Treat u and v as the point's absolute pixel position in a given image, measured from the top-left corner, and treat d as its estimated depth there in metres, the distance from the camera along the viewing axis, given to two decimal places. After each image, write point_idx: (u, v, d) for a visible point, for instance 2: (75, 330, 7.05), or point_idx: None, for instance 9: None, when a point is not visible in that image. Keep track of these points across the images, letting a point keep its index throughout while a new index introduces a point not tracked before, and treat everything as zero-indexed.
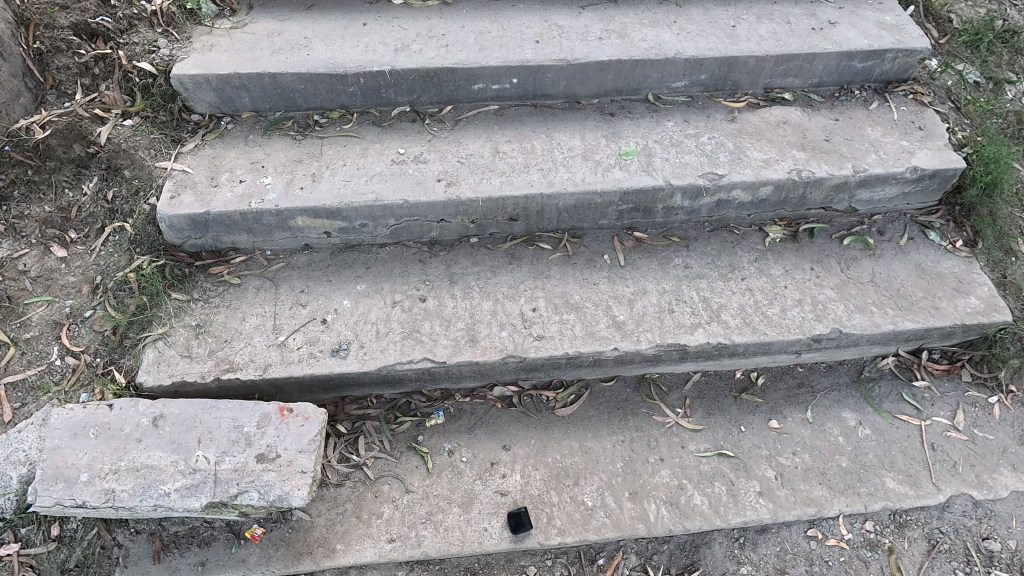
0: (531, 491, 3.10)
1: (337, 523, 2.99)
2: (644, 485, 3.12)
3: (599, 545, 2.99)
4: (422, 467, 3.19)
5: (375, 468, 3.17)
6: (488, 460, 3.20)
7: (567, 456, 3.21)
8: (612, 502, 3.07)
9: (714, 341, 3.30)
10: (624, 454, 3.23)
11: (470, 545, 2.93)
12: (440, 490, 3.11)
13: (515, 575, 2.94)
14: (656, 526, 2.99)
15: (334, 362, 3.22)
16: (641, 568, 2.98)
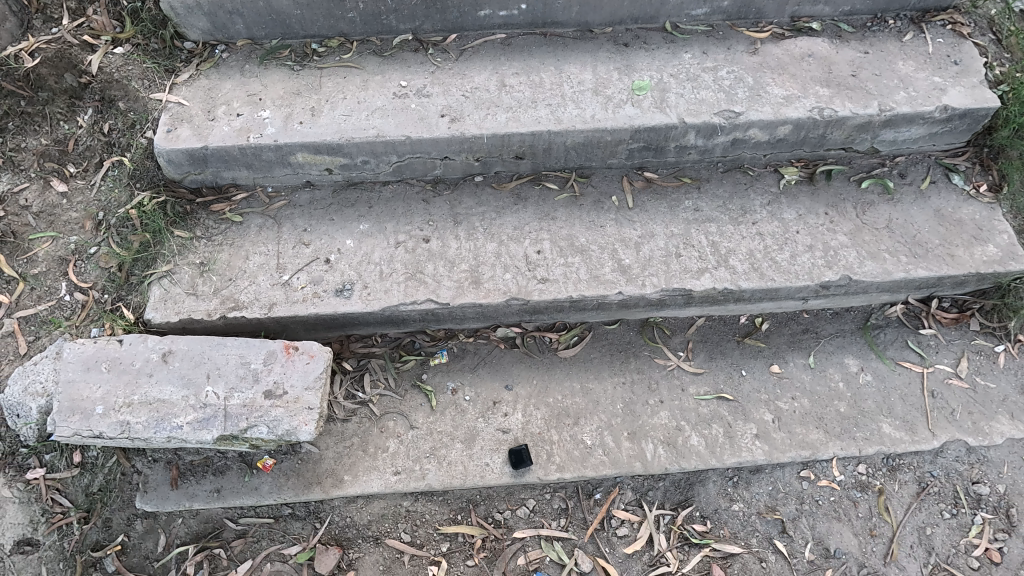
0: (532, 429, 3.17)
1: (344, 456, 3.11)
2: (643, 426, 3.19)
3: (597, 481, 3.09)
4: (426, 405, 3.26)
5: (380, 405, 3.26)
6: (491, 399, 3.27)
7: (568, 397, 3.27)
8: (610, 441, 3.14)
9: (720, 286, 3.26)
10: (625, 395, 3.28)
11: (473, 478, 3.04)
12: (443, 427, 3.19)
13: (515, 507, 3.06)
14: (653, 465, 3.07)
15: (338, 302, 3.23)
16: (637, 503, 3.10)
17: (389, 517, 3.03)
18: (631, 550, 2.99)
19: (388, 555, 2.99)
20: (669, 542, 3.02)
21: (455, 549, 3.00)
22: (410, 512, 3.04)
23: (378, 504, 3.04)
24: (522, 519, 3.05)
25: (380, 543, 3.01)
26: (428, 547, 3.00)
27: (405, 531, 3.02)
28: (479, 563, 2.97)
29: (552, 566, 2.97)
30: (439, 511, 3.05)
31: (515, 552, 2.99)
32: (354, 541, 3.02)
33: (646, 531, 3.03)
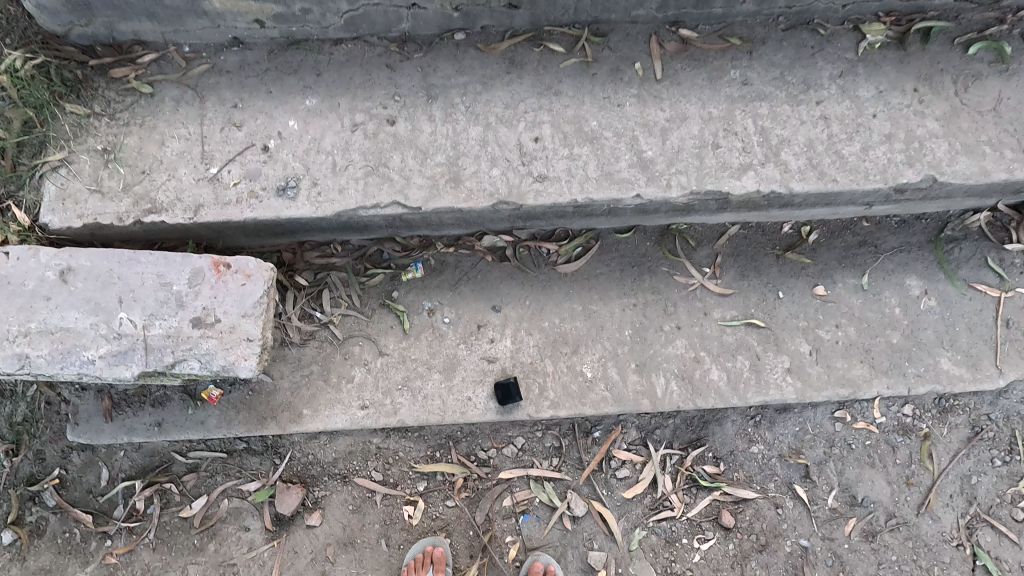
0: (523, 361, 2.68)
1: (302, 387, 2.67)
2: (654, 358, 2.69)
3: (597, 419, 2.67)
4: (397, 329, 2.75)
5: (343, 328, 2.75)
6: (474, 324, 2.73)
7: (567, 322, 2.73)
8: (615, 374, 2.66)
9: (766, 189, 2.55)
10: (634, 320, 2.73)
11: (452, 415, 2.60)
12: (418, 354, 2.70)
13: (501, 446, 2.67)
14: (663, 403, 2.63)
15: (280, 204, 2.56)
16: (641, 442, 2.71)
17: (357, 455, 2.66)
18: (632, 494, 2.66)
19: (358, 494, 2.66)
20: (674, 484, 2.69)
21: (433, 489, 2.67)
22: (381, 449, 2.66)
23: (343, 441, 2.65)
24: (509, 459, 2.67)
25: (348, 482, 2.67)
26: (402, 486, 2.67)
27: (376, 470, 2.67)
28: (459, 503, 2.66)
29: (541, 508, 2.66)
30: (414, 449, 2.67)
31: (500, 493, 2.66)
32: (319, 479, 2.67)
33: (650, 472, 2.68)
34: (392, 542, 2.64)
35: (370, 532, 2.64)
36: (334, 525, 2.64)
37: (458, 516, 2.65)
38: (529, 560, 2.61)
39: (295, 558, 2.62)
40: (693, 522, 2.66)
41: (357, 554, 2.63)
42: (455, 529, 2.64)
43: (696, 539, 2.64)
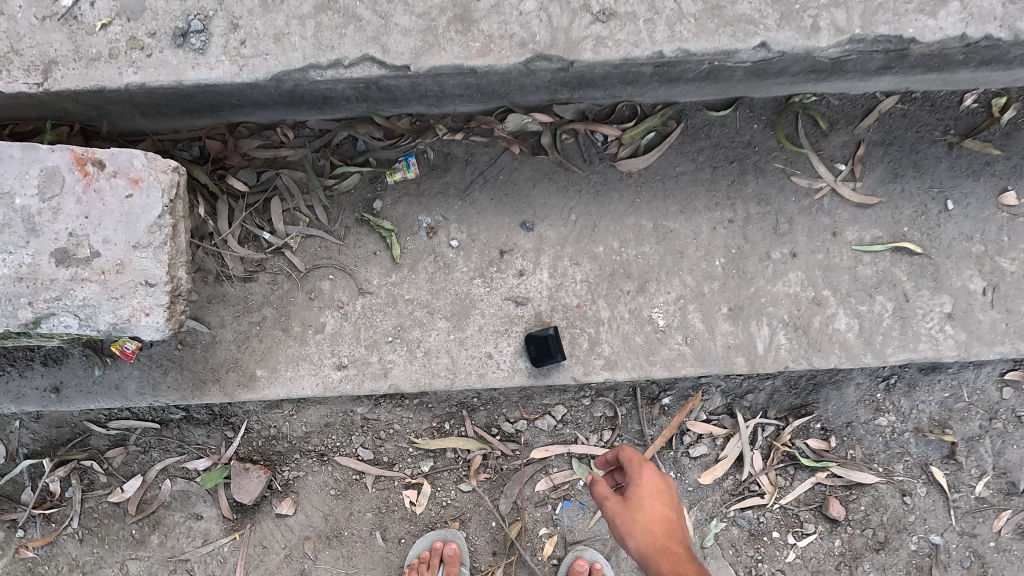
0: (565, 303, 1.86)
1: (252, 339, 1.88)
2: (753, 299, 1.86)
3: (667, 382, 1.91)
4: (384, 256, 1.90)
5: (304, 254, 1.90)
6: (495, 249, 1.89)
7: (630, 247, 1.87)
8: (698, 322, 1.86)
9: (972, 34, 1.48)
10: (727, 244, 1.87)
11: (465, 378, 1.84)
12: (414, 293, 1.88)
13: (534, 417, 1.95)
14: (764, 362, 1.85)
15: (181, 61, 1.54)
16: (725, 410, 1.98)
17: (337, 428, 1.95)
18: (709, 478, 1.98)
19: (342, 477, 1.99)
20: (765, 463, 2.01)
21: (442, 471, 1.99)
22: (369, 421, 1.95)
23: (317, 410, 1.93)
24: (545, 433, 1.96)
25: (328, 462, 1.99)
26: (401, 466, 1.99)
27: (364, 447, 1.97)
28: (477, 488, 1.99)
29: (587, 493, 2.00)
30: (414, 420, 1.95)
31: (532, 476, 1.99)
32: (288, 457, 1.99)
33: (735, 449, 1.99)
34: (390, 535, 2.01)
35: (359, 523, 2.00)
36: (313, 515, 2.00)
37: (476, 506, 1.99)
38: (570, 556, 1.99)
39: (265, 555, 2.00)
40: (787, 512, 2.00)
41: (344, 550, 2.00)
42: (472, 521, 1.99)
43: (791, 534, 1.99)
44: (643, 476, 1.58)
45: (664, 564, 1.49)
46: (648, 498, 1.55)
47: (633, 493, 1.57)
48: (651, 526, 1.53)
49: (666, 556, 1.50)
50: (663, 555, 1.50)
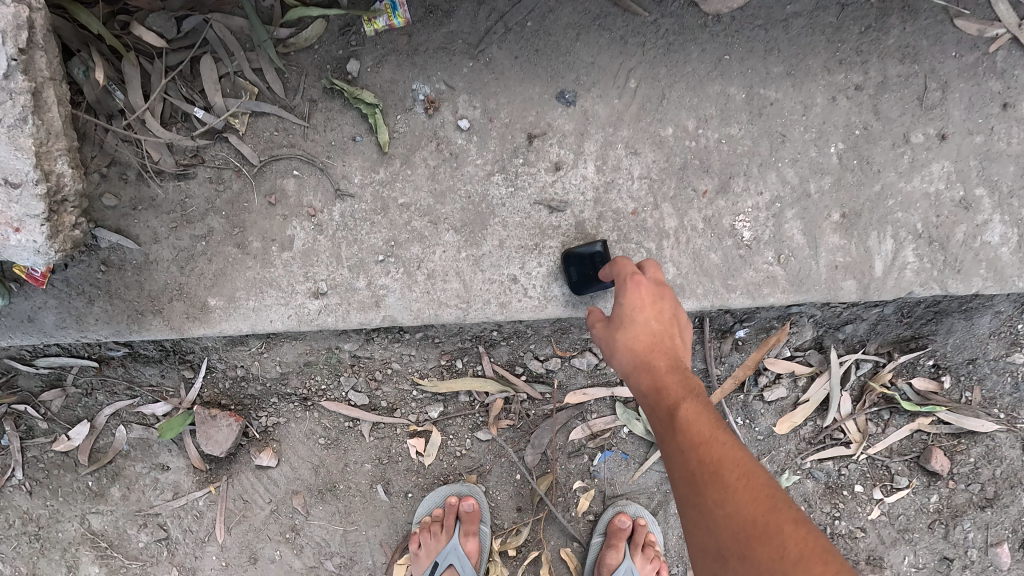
0: (618, 208, 1.36)
1: (198, 257, 1.41)
2: (877, 201, 1.35)
3: (746, 311, 1.46)
4: (366, 142, 1.37)
5: (257, 141, 1.38)
6: (521, 132, 1.35)
7: (711, 128, 1.34)
8: (799, 233, 1.37)
9: None
10: (849, 123, 1.33)
11: (484, 309, 1.39)
12: (412, 195, 1.38)
13: (569, 354, 1.53)
14: (885, 288, 1.38)
15: None
16: (814, 344, 1.55)
17: (321, 368, 1.54)
18: (784, 426, 1.60)
19: (332, 424, 1.62)
20: (855, 406, 1.62)
21: (454, 417, 1.61)
22: (360, 359, 1.54)
23: (293, 347, 1.51)
24: (583, 373, 1.56)
25: (313, 407, 1.60)
26: (404, 412, 1.60)
27: (357, 390, 1.57)
28: (498, 438, 1.61)
29: (632, 441, 1.64)
30: (418, 358, 1.54)
31: (566, 423, 1.61)
32: (264, 401, 1.61)
33: (821, 391, 1.59)
34: (393, 490, 1.67)
35: (357, 476, 1.65)
36: (301, 466, 1.65)
37: (497, 457, 1.63)
38: (610, 510, 1.66)
39: (248, 510, 1.69)
40: (876, 464, 1.64)
41: (340, 506, 1.67)
42: (493, 474, 1.65)
43: (878, 488, 1.65)
44: (624, 284, 1.10)
45: (643, 385, 1.05)
46: (630, 307, 1.09)
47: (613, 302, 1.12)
48: (632, 341, 1.08)
49: (646, 375, 1.06)
50: (642, 374, 1.06)
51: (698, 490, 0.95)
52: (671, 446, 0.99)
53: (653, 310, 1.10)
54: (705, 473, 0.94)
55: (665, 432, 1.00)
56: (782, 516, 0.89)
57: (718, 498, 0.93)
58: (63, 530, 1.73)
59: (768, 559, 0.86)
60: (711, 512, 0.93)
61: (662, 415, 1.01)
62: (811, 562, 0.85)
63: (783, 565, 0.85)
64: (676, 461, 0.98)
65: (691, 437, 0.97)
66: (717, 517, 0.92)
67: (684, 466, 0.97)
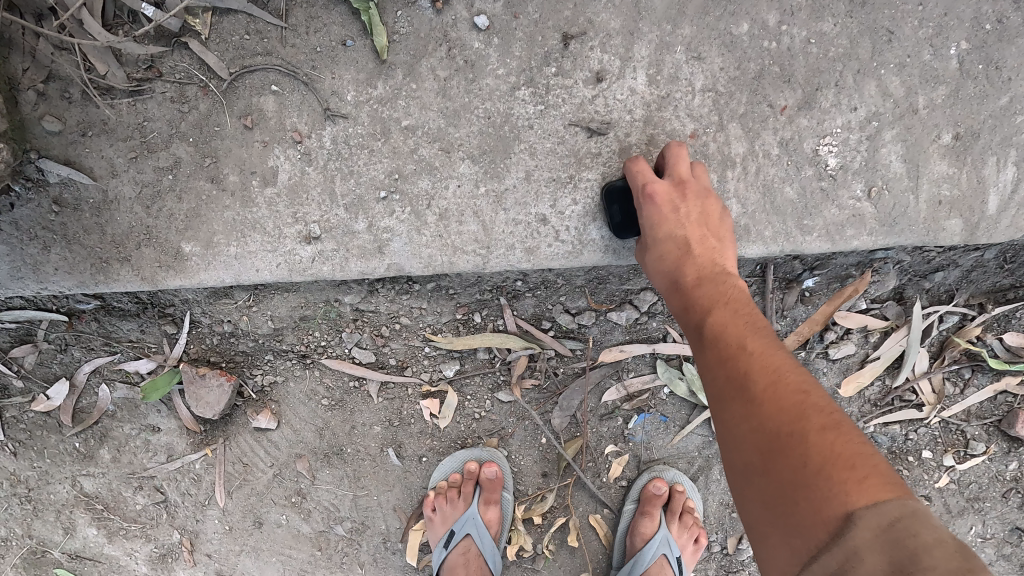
0: (674, 130, 1.10)
1: (164, 194, 1.18)
2: (1001, 118, 1.08)
3: (820, 257, 1.22)
4: (360, 48, 1.10)
5: (224, 46, 1.11)
6: (554, 31, 1.08)
7: (797, 23, 1.06)
8: (898, 161, 1.10)
9: None
10: (978, 15, 1.05)
11: (507, 257, 1.15)
12: (418, 116, 1.12)
13: (606, 306, 1.32)
14: (998, 230, 1.12)
15: None
16: (893, 295, 1.32)
17: (319, 323, 1.35)
18: (848, 386, 1.40)
19: (334, 384, 1.44)
20: (932, 365, 1.40)
21: (472, 377, 1.42)
22: (364, 313, 1.34)
23: (286, 300, 1.31)
24: (621, 328, 1.36)
25: (313, 365, 1.42)
26: (415, 370, 1.41)
27: (362, 347, 1.38)
28: (521, 399, 1.43)
29: (672, 403, 1.45)
30: (430, 312, 1.33)
31: (599, 383, 1.42)
32: (258, 359, 1.42)
33: (896, 348, 1.37)
34: (406, 454, 1.51)
35: (365, 439, 1.49)
36: (303, 428, 1.49)
37: (520, 420, 1.46)
38: (645, 476, 1.50)
39: (249, 472, 1.55)
40: (949, 428, 1.45)
41: (348, 469, 1.52)
42: (516, 438, 1.48)
43: (949, 455, 1.46)
44: (640, 197, 1.00)
45: (675, 301, 0.95)
46: (649, 218, 0.98)
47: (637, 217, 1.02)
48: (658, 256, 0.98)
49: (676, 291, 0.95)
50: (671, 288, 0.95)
51: (722, 402, 0.81)
52: (700, 359, 0.87)
53: (676, 212, 0.97)
54: (726, 383, 0.81)
55: (695, 346, 0.89)
56: (810, 419, 0.72)
57: (740, 410, 0.78)
58: (54, 492, 1.62)
59: (789, 470, 0.71)
60: (731, 424, 0.79)
61: (692, 329, 0.90)
62: (837, 469, 0.67)
63: (803, 475, 0.69)
64: (704, 374, 0.86)
65: (715, 348, 0.84)
66: (737, 428, 0.78)
67: (710, 379, 0.84)
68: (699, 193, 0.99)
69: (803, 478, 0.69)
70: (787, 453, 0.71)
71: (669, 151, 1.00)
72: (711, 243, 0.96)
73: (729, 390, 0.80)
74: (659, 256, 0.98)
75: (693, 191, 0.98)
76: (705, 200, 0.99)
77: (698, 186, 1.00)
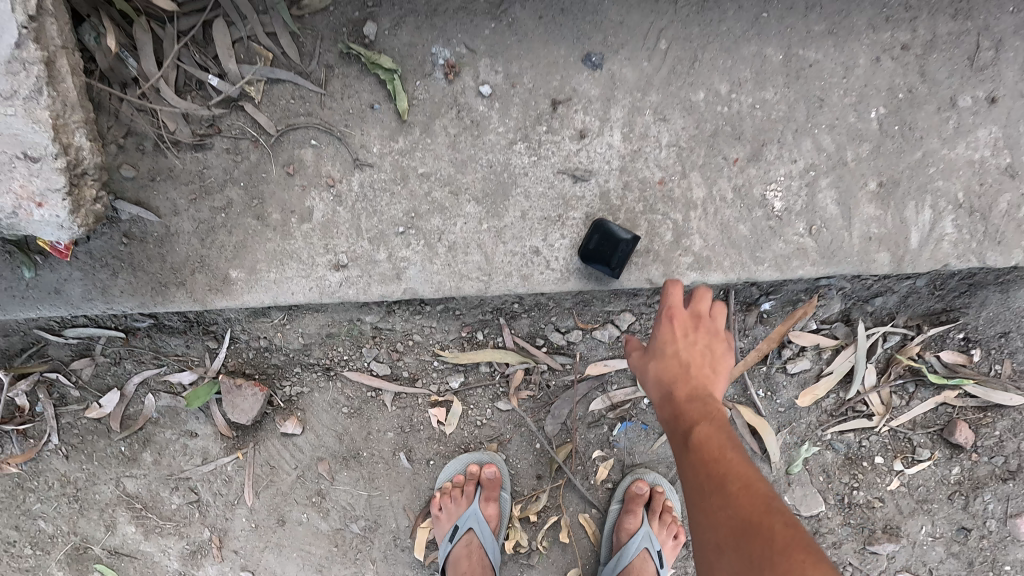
0: (645, 178, 1.32)
1: (218, 230, 1.40)
2: (917, 169, 1.30)
3: (774, 284, 1.43)
4: (385, 111, 1.33)
5: (274, 108, 1.35)
6: (545, 98, 1.31)
7: (744, 92, 1.29)
8: (832, 202, 1.32)
9: None
10: (893, 86, 1.27)
11: (506, 280, 1.36)
12: (432, 165, 1.35)
13: (592, 325, 1.52)
14: (920, 260, 1.33)
15: None
16: (842, 316, 1.52)
17: (343, 340, 1.55)
18: (806, 398, 1.59)
19: (354, 394, 1.64)
20: (879, 379, 1.59)
21: (474, 388, 1.61)
22: (382, 331, 1.54)
23: (315, 319, 1.52)
24: (604, 345, 1.55)
25: (336, 377, 1.62)
26: (425, 382, 1.61)
27: (379, 360, 1.58)
28: (518, 408, 1.62)
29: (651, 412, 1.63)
30: (439, 330, 1.54)
31: (586, 394, 1.61)
32: (287, 371, 1.63)
33: (846, 363, 1.56)
34: (415, 457, 1.70)
35: (380, 444, 1.68)
36: (325, 434, 1.68)
37: (517, 427, 1.65)
38: (629, 478, 1.68)
39: (274, 474, 1.74)
40: (898, 436, 1.63)
41: (364, 471, 1.71)
42: (513, 444, 1.67)
43: (899, 460, 1.64)
44: (660, 318, 1.18)
45: (666, 410, 1.14)
46: (662, 334, 1.17)
47: (652, 334, 1.20)
48: (660, 368, 1.16)
49: (669, 401, 1.13)
50: (668, 399, 1.13)
51: (702, 499, 0.99)
52: (685, 462, 1.05)
53: (687, 333, 1.16)
54: (709, 483, 0.99)
55: (681, 450, 1.07)
56: (775, 517, 0.91)
57: (719, 505, 0.96)
58: (99, 492, 1.80)
59: (757, 554, 0.88)
60: (710, 515, 0.97)
61: (682, 436, 1.08)
62: (795, 553, 0.85)
63: (767, 556, 0.86)
64: (688, 475, 1.04)
65: (700, 454, 1.03)
66: (716, 519, 0.96)
67: (695, 477, 1.02)
68: (709, 327, 1.18)
69: (768, 560, 0.86)
70: (757, 543, 0.89)
71: (694, 286, 1.19)
72: (709, 370, 1.15)
73: (711, 487, 0.99)
74: (662, 368, 1.16)
75: (706, 325, 1.17)
76: (712, 333, 1.18)
77: (709, 321, 1.19)
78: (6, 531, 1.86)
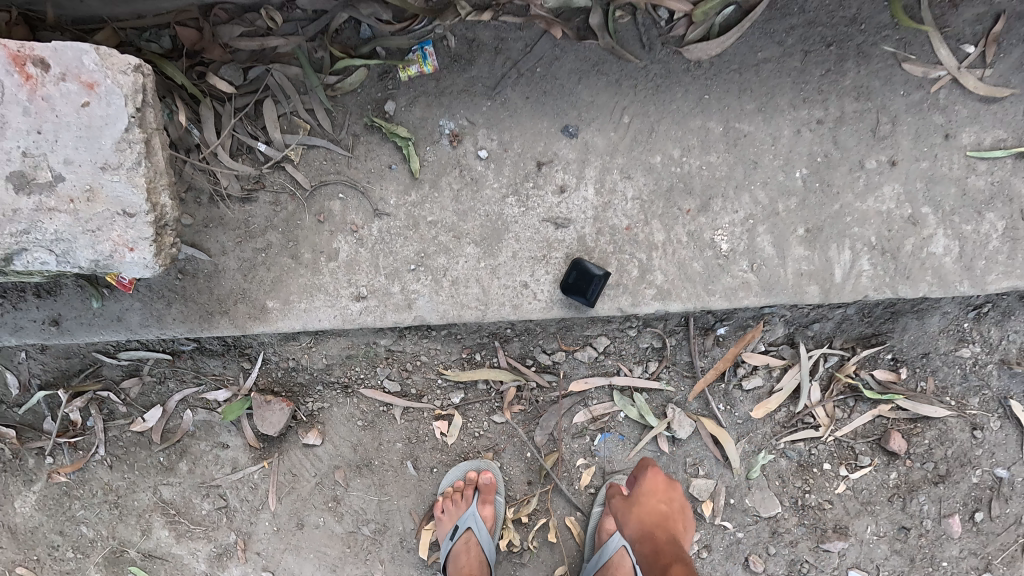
0: (614, 225, 1.60)
1: (259, 267, 1.67)
2: (837, 218, 1.58)
3: (725, 312, 1.70)
4: (400, 170, 1.63)
5: (309, 168, 1.64)
6: (532, 160, 1.61)
7: (693, 156, 1.58)
8: (768, 244, 1.60)
9: None
10: (813, 152, 1.56)
11: (500, 309, 1.63)
12: (438, 213, 1.63)
13: (574, 347, 1.78)
14: (843, 291, 1.60)
15: None
16: (787, 340, 1.79)
17: (360, 360, 1.81)
18: (761, 411, 1.83)
19: (368, 409, 1.88)
20: (823, 394, 1.84)
21: (473, 403, 1.86)
22: (394, 353, 1.80)
23: (338, 343, 1.77)
24: (585, 365, 1.81)
25: (353, 393, 1.87)
26: (430, 398, 1.86)
27: (391, 379, 1.84)
28: (511, 420, 1.87)
29: (627, 424, 1.87)
30: (443, 352, 1.80)
31: (570, 408, 1.86)
32: (311, 388, 1.87)
33: (793, 380, 1.82)
34: (421, 465, 1.93)
35: (390, 453, 1.92)
36: (342, 445, 1.92)
37: (510, 437, 1.89)
38: (609, 484, 1.91)
39: (295, 481, 1.97)
40: (842, 444, 1.87)
41: (375, 478, 1.94)
42: (506, 452, 1.90)
43: (844, 466, 1.88)
44: (636, 487, 1.71)
45: (648, 551, 1.58)
46: (638, 495, 1.69)
47: (631, 492, 1.71)
48: (644, 515, 1.64)
49: (649, 541, 1.59)
50: (648, 541, 1.59)
51: None
52: None
53: (663, 497, 1.69)
54: None
55: None
56: None
57: None
58: (138, 499, 2.02)
59: None
60: None
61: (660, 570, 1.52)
62: None
63: None
64: None
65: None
66: None
67: None
68: (669, 495, 1.71)
69: None
70: None
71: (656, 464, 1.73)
72: (670, 519, 1.65)
73: None
74: (640, 518, 1.64)
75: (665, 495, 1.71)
76: (671, 499, 1.71)
77: (667, 490, 1.72)
78: (51, 536, 2.07)
